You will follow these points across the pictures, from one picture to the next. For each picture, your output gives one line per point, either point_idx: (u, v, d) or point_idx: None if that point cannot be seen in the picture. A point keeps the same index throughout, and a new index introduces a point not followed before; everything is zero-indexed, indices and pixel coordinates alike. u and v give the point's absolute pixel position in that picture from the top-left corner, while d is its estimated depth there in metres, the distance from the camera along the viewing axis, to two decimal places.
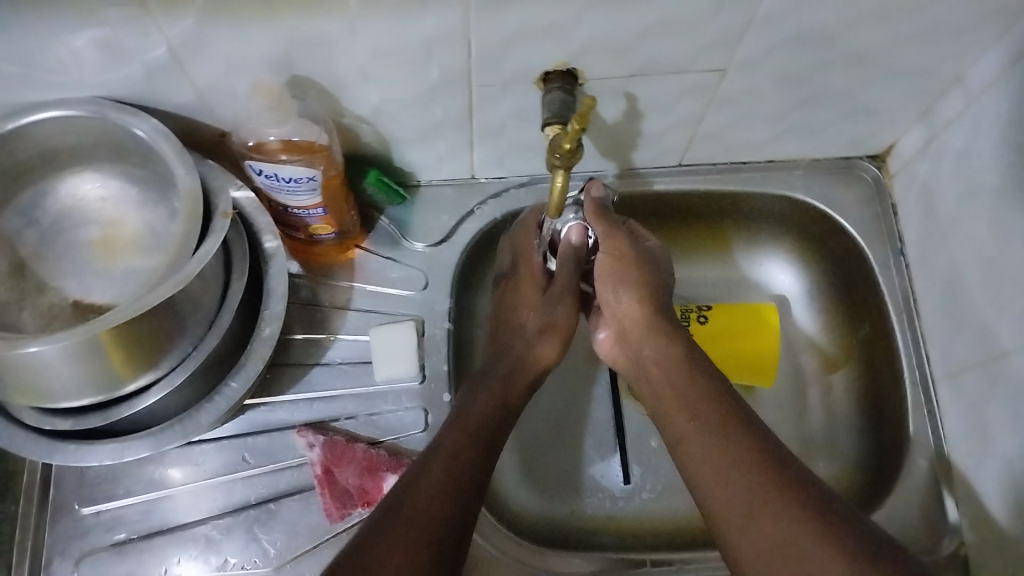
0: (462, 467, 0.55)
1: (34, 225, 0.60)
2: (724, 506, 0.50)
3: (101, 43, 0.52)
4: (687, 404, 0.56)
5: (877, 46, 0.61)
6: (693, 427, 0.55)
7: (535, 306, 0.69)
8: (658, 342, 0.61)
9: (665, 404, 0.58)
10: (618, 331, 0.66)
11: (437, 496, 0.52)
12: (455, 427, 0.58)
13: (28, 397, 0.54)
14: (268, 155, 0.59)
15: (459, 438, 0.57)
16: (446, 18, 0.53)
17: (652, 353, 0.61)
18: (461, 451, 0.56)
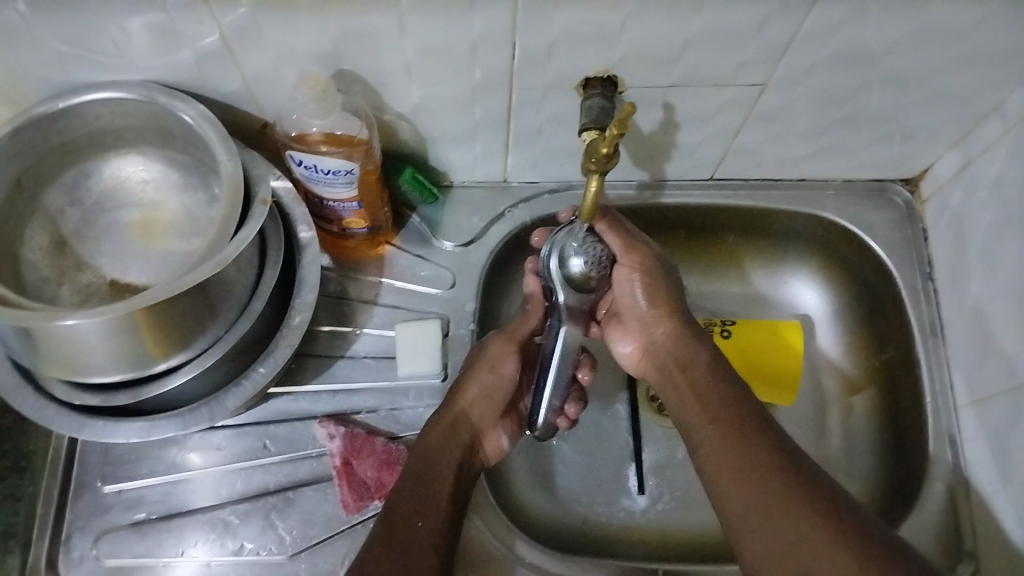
0: (422, 486, 0.58)
1: (76, 204, 0.61)
2: (742, 507, 0.51)
3: (155, 28, 0.53)
4: (709, 408, 0.57)
5: (918, 69, 0.61)
6: (713, 427, 0.56)
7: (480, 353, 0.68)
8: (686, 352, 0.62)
9: (688, 411, 0.59)
10: (643, 344, 0.66)
11: (408, 520, 0.55)
12: (424, 444, 0.61)
13: (61, 370, 0.55)
14: (309, 146, 0.60)
15: (423, 457, 0.60)
16: (494, 19, 0.54)
17: (675, 360, 0.62)
18: (423, 469, 0.59)
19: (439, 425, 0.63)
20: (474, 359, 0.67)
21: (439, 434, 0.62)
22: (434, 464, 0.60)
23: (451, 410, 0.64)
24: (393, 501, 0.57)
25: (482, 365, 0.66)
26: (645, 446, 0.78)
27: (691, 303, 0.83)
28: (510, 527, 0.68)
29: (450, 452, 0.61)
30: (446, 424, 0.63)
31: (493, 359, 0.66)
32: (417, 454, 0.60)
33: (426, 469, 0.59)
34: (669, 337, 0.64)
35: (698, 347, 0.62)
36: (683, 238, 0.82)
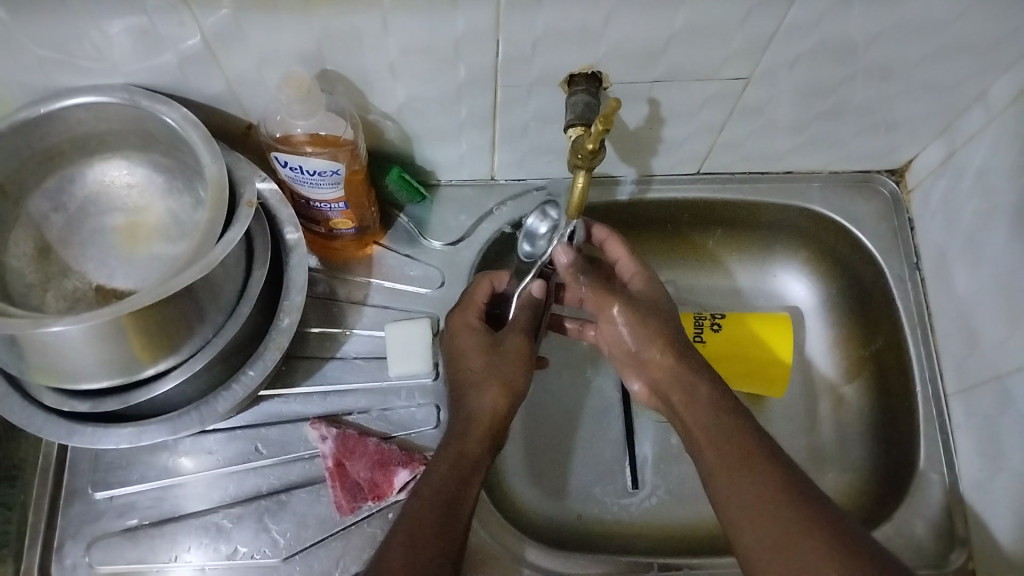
0: (448, 504, 0.56)
1: (61, 209, 0.60)
2: (754, 542, 0.52)
3: (136, 31, 0.53)
4: (716, 439, 0.57)
5: (901, 60, 0.61)
6: (722, 464, 0.56)
7: (478, 356, 0.65)
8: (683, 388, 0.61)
9: (694, 439, 0.59)
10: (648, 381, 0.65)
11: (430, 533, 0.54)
12: (444, 458, 0.59)
13: (48, 377, 0.54)
14: (294, 147, 0.59)
15: (449, 472, 0.58)
16: (477, 17, 0.53)
17: (677, 394, 0.62)
18: (447, 483, 0.57)
19: (463, 440, 0.60)
20: (497, 358, 0.65)
21: (462, 448, 0.60)
22: (462, 467, 0.59)
23: (483, 413, 0.62)
24: (409, 520, 0.55)
25: (512, 359, 0.65)
26: (637, 442, 0.78)
27: (680, 297, 0.84)
28: (506, 527, 0.68)
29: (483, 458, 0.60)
30: (478, 432, 0.61)
31: (517, 355, 0.65)
32: (434, 467, 0.58)
33: (450, 483, 0.57)
34: (664, 369, 0.63)
35: (697, 374, 0.62)
36: (671, 233, 0.82)
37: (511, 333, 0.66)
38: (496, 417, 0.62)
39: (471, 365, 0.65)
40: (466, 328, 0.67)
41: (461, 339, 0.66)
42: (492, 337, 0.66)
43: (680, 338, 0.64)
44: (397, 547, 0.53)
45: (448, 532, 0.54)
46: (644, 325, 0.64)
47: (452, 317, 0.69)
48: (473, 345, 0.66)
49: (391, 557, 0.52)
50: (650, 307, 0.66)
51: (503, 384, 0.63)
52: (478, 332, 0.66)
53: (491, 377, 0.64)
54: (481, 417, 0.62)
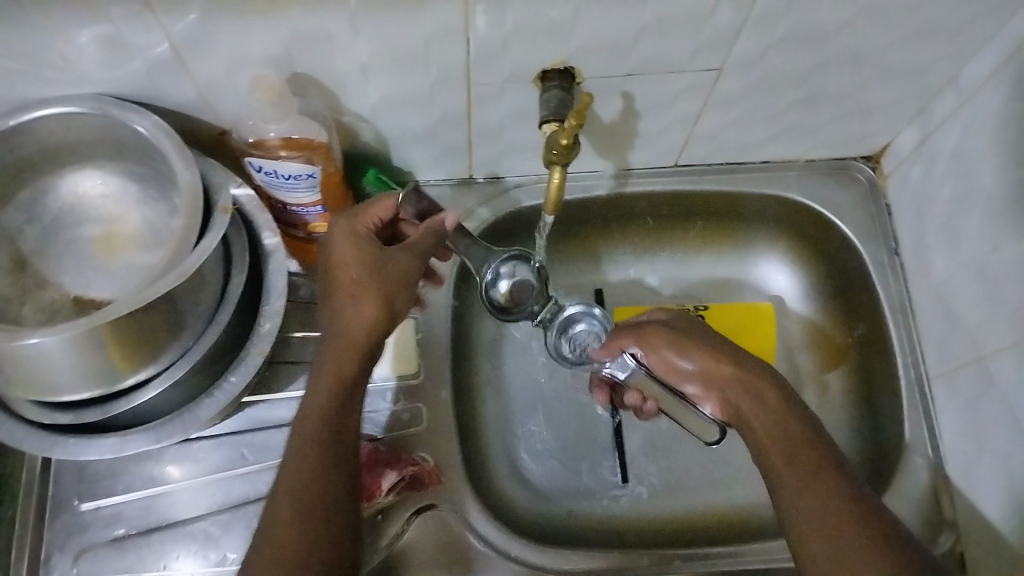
0: (330, 447, 0.53)
1: (36, 221, 0.60)
2: (810, 542, 0.50)
3: (105, 41, 0.52)
4: (783, 444, 0.55)
5: (872, 46, 0.62)
6: (789, 468, 0.53)
7: (350, 258, 0.57)
8: (751, 394, 0.58)
9: (763, 444, 0.56)
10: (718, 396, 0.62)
11: (324, 485, 0.51)
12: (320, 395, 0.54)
13: (28, 390, 0.54)
14: (268, 151, 0.60)
15: (329, 406, 0.54)
16: (446, 15, 0.53)
17: (746, 400, 0.59)
18: (325, 422, 0.53)
19: (340, 362, 0.54)
20: (382, 270, 0.57)
21: (339, 372, 0.54)
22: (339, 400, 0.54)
23: (357, 329, 0.55)
24: (289, 473, 0.52)
25: (395, 277, 0.57)
26: (624, 435, 0.78)
27: (663, 289, 0.84)
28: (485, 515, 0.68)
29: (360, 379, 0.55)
30: (353, 351, 0.55)
31: (403, 276, 0.58)
32: (311, 401, 0.54)
33: (330, 421, 0.53)
34: (724, 366, 0.60)
35: (768, 385, 0.58)
36: (651, 225, 0.82)
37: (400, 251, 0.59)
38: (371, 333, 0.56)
39: (339, 271, 0.57)
40: (356, 235, 0.58)
41: (347, 241, 0.58)
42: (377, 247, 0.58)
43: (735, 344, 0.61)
44: (285, 496, 0.51)
45: (333, 477, 0.52)
46: (682, 343, 0.62)
47: (334, 223, 0.60)
48: (354, 254, 0.57)
49: (281, 515, 0.50)
50: (686, 323, 0.64)
51: (380, 299, 0.56)
52: (365, 240, 0.58)
53: (367, 288, 0.56)
54: (353, 332, 0.55)
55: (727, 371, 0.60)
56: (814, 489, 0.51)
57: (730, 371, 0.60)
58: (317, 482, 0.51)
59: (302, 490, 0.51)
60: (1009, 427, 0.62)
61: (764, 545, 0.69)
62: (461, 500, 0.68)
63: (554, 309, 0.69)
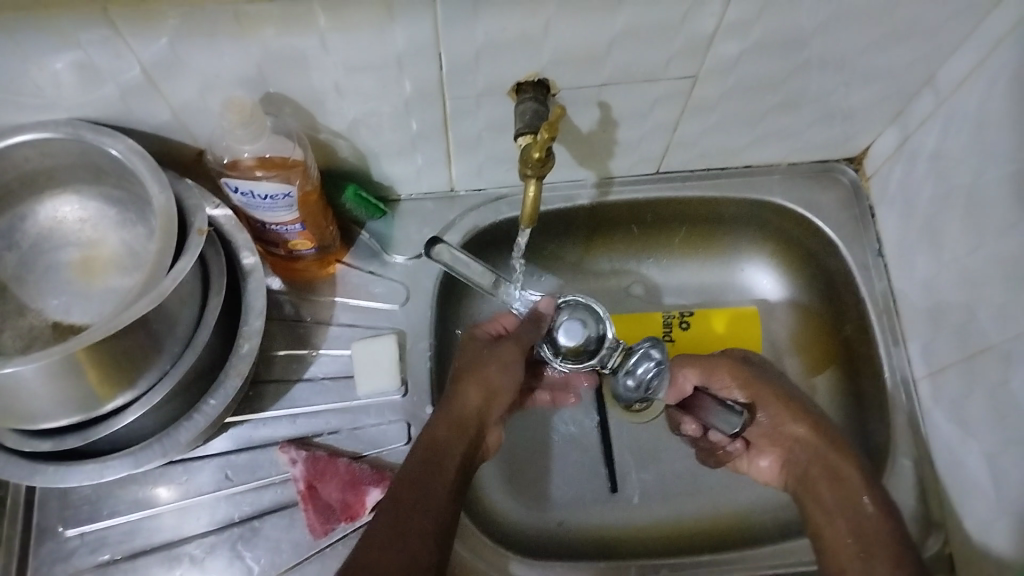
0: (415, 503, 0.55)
1: (13, 248, 0.60)
2: None
3: (75, 66, 0.52)
4: (860, 541, 0.59)
5: (847, 49, 0.62)
6: (861, 561, 0.58)
7: (478, 347, 0.65)
8: (838, 470, 0.64)
9: (835, 536, 0.61)
10: (784, 453, 0.69)
11: (406, 528, 0.54)
12: (415, 453, 0.58)
13: (7, 420, 0.54)
14: (243, 172, 0.59)
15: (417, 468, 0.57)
16: (416, 31, 0.53)
17: (829, 480, 0.64)
18: (416, 481, 0.56)
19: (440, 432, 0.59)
20: (506, 353, 0.65)
21: (437, 442, 0.59)
22: (434, 458, 0.58)
23: (465, 411, 0.61)
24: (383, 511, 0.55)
25: (495, 368, 0.63)
26: (614, 445, 0.78)
27: (649, 298, 0.84)
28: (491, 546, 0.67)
29: (456, 450, 0.59)
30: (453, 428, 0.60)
31: (505, 362, 0.64)
32: (412, 454, 0.58)
33: (419, 477, 0.57)
34: (806, 436, 0.66)
35: (843, 460, 0.64)
36: (636, 234, 0.82)
37: (508, 341, 0.65)
38: (476, 417, 0.61)
39: (461, 359, 0.64)
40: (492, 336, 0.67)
41: (467, 353, 0.65)
42: (488, 345, 0.65)
43: (808, 407, 0.68)
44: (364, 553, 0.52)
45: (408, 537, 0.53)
46: (754, 385, 0.69)
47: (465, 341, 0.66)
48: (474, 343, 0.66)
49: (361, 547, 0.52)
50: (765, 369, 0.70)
51: (483, 386, 0.62)
52: (479, 343, 0.65)
53: (474, 361, 0.64)
54: (464, 414, 0.61)
55: (799, 433, 0.67)
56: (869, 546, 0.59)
57: (804, 433, 0.66)
58: (407, 516, 0.54)
59: (378, 540, 0.53)
60: (995, 429, 0.62)
61: (753, 551, 0.69)
62: (463, 529, 0.67)
63: (621, 351, 0.69)
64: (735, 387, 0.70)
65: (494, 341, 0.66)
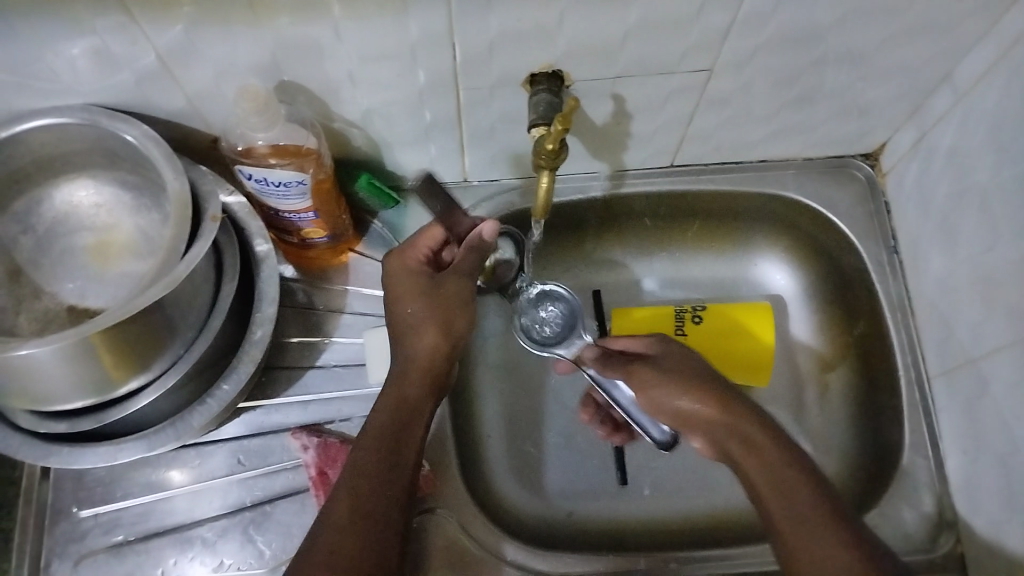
0: (389, 451, 0.57)
1: (30, 231, 0.60)
2: None
3: (91, 52, 0.53)
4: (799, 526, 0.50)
5: (864, 43, 0.61)
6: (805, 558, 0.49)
7: (419, 297, 0.62)
8: (761, 453, 0.54)
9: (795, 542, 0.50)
10: (714, 442, 0.57)
11: (372, 516, 0.53)
12: (384, 407, 0.59)
13: (23, 401, 0.55)
14: (257, 159, 0.59)
15: (389, 422, 0.58)
16: (430, 22, 0.53)
17: (752, 462, 0.55)
18: (381, 439, 0.57)
19: (402, 384, 0.60)
20: (458, 284, 0.62)
21: (401, 394, 0.59)
22: (403, 420, 0.58)
23: (420, 357, 0.60)
24: (348, 475, 0.55)
25: (455, 303, 0.61)
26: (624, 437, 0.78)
27: (661, 290, 0.84)
28: (491, 530, 0.68)
29: (424, 407, 0.60)
30: (418, 376, 0.60)
31: (456, 297, 0.62)
32: (376, 416, 0.58)
33: (384, 436, 0.57)
34: (704, 412, 0.58)
35: (775, 465, 0.54)
36: (649, 226, 0.82)
37: (451, 273, 0.63)
38: (435, 358, 0.61)
39: (404, 310, 0.61)
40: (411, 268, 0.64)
41: (400, 280, 0.63)
42: (430, 278, 0.63)
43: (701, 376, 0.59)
44: (342, 503, 0.54)
45: (384, 519, 0.54)
46: (665, 382, 0.60)
47: (387, 262, 0.65)
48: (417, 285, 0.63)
49: (338, 505, 0.54)
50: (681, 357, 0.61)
51: (441, 323, 0.61)
52: (417, 274, 0.63)
53: (444, 311, 0.61)
54: (423, 362, 0.60)
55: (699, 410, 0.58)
56: (828, 552, 0.48)
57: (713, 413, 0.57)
58: (371, 492, 0.54)
59: (350, 521, 0.53)
60: (1006, 428, 0.61)
61: (760, 546, 0.68)
62: (465, 518, 0.68)
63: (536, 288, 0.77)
64: (657, 390, 0.60)
65: (435, 286, 0.62)
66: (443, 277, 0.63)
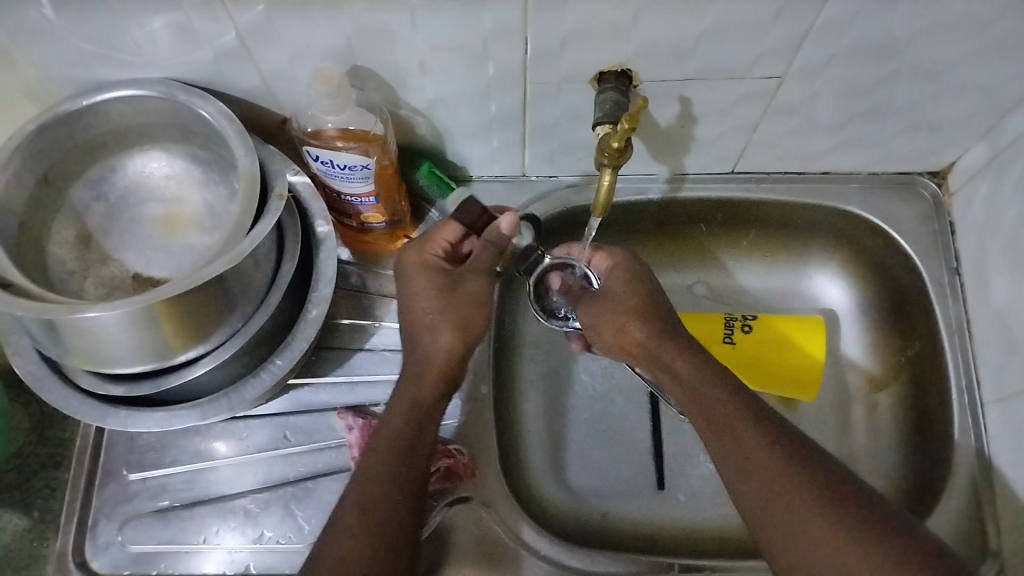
0: (403, 453, 0.57)
1: (101, 199, 0.62)
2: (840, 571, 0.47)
3: (173, 27, 0.54)
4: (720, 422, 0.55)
5: (942, 59, 0.60)
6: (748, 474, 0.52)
7: (436, 301, 0.62)
8: (679, 358, 0.59)
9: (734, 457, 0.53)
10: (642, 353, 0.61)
11: (382, 518, 0.54)
12: (398, 410, 0.59)
13: (85, 360, 0.56)
14: (325, 142, 0.60)
15: (403, 426, 0.58)
16: (505, 14, 0.54)
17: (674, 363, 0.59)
18: (397, 443, 0.57)
19: (417, 386, 0.60)
20: (473, 283, 0.63)
21: (416, 396, 0.60)
22: (417, 423, 0.59)
23: (435, 359, 0.61)
24: (360, 479, 0.56)
25: (469, 303, 0.63)
26: (664, 442, 0.78)
27: (713, 297, 0.83)
28: (526, 522, 0.68)
29: (437, 405, 0.61)
30: (433, 378, 0.61)
31: (475, 299, 0.63)
32: (392, 420, 0.59)
33: (400, 440, 0.58)
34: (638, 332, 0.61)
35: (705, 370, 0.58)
36: (705, 232, 0.81)
37: (468, 272, 0.64)
38: (450, 360, 0.61)
39: (424, 310, 0.62)
40: (427, 264, 0.64)
41: (416, 277, 0.63)
42: (449, 276, 0.63)
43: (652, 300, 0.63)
44: (353, 510, 0.54)
45: (395, 519, 0.54)
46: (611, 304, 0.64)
47: (404, 254, 0.65)
48: (434, 283, 0.63)
49: (348, 514, 0.54)
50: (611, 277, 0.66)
51: (458, 325, 0.62)
52: (434, 271, 0.63)
53: (460, 313, 0.62)
54: (439, 363, 0.61)
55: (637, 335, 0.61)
56: (765, 470, 0.52)
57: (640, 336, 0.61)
58: (382, 496, 0.55)
59: (362, 522, 0.53)
60: None
61: None
62: (501, 508, 0.68)
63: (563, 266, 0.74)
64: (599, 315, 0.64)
65: (453, 288, 0.63)
66: (461, 275, 0.64)
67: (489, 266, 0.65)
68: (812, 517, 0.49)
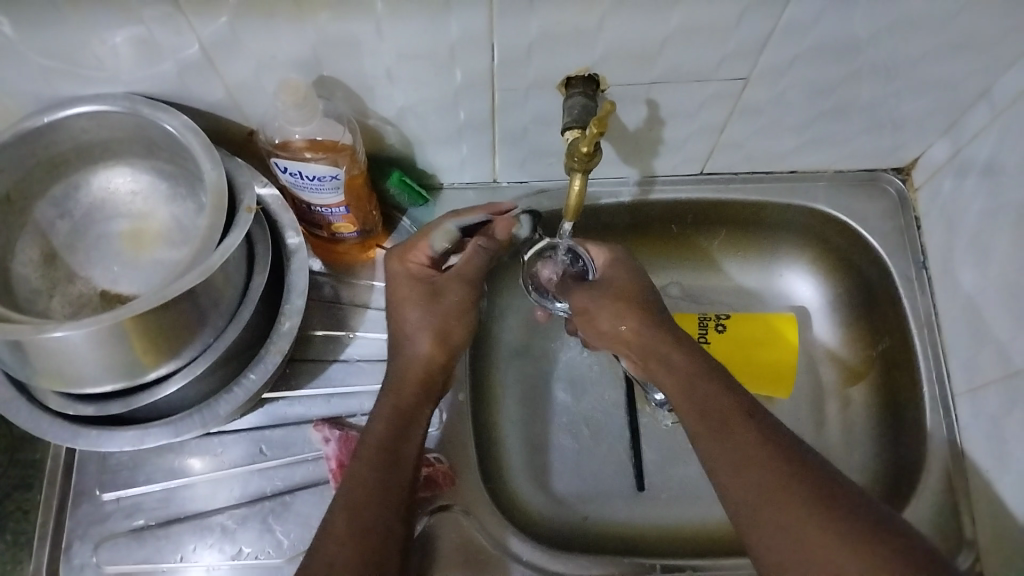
0: (390, 458, 0.57)
1: (66, 216, 0.61)
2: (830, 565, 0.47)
3: (135, 41, 0.53)
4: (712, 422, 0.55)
5: (903, 58, 0.61)
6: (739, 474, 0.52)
7: (418, 308, 0.63)
8: (671, 356, 0.60)
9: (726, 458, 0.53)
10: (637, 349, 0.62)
11: (371, 522, 0.53)
12: (382, 415, 0.59)
13: (53, 381, 0.55)
14: (293, 153, 0.60)
15: (388, 431, 0.58)
16: (471, 21, 0.54)
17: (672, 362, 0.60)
18: (383, 448, 0.57)
19: (399, 392, 0.60)
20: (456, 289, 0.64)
21: (398, 402, 0.60)
22: (401, 428, 0.59)
23: (417, 365, 0.61)
24: (348, 485, 0.55)
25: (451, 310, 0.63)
26: (642, 443, 0.78)
27: (686, 297, 0.84)
28: (507, 529, 0.68)
29: (422, 411, 0.60)
30: (414, 383, 0.61)
31: (456, 304, 0.63)
32: (375, 425, 0.58)
33: (386, 444, 0.57)
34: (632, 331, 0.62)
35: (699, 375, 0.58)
36: (676, 233, 0.82)
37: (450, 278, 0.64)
38: (432, 365, 0.62)
39: (406, 317, 0.63)
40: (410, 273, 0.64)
41: (400, 286, 0.64)
42: (431, 284, 0.64)
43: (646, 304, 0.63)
44: (341, 515, 0.53)
45: (381, 526, 0.54)
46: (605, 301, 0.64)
47: (389, 264, 0.66)
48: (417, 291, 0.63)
49: (337, 517, 0.54)
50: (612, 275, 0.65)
51: (439, 331, 0.62)
52: (418, 279, 0.64)
53: (442, 321, 0.62)
54: (419, 370, 0.61)
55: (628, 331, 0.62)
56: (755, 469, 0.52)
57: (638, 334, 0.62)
58: (367, 501, 0.54)
59: (351, 528, 0.53)
60: None
61: None
62: (483, 516, 0.68)
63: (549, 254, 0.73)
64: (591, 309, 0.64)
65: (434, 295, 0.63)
66: (443, 282, 0.64)
67: (477, 274, 0.66)
68: (801, 521, 0.49)
